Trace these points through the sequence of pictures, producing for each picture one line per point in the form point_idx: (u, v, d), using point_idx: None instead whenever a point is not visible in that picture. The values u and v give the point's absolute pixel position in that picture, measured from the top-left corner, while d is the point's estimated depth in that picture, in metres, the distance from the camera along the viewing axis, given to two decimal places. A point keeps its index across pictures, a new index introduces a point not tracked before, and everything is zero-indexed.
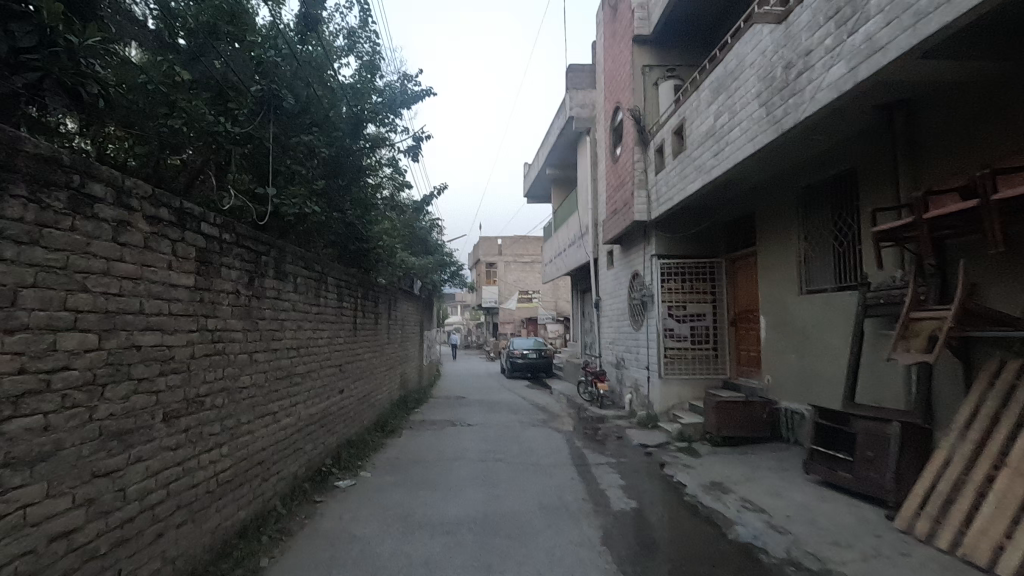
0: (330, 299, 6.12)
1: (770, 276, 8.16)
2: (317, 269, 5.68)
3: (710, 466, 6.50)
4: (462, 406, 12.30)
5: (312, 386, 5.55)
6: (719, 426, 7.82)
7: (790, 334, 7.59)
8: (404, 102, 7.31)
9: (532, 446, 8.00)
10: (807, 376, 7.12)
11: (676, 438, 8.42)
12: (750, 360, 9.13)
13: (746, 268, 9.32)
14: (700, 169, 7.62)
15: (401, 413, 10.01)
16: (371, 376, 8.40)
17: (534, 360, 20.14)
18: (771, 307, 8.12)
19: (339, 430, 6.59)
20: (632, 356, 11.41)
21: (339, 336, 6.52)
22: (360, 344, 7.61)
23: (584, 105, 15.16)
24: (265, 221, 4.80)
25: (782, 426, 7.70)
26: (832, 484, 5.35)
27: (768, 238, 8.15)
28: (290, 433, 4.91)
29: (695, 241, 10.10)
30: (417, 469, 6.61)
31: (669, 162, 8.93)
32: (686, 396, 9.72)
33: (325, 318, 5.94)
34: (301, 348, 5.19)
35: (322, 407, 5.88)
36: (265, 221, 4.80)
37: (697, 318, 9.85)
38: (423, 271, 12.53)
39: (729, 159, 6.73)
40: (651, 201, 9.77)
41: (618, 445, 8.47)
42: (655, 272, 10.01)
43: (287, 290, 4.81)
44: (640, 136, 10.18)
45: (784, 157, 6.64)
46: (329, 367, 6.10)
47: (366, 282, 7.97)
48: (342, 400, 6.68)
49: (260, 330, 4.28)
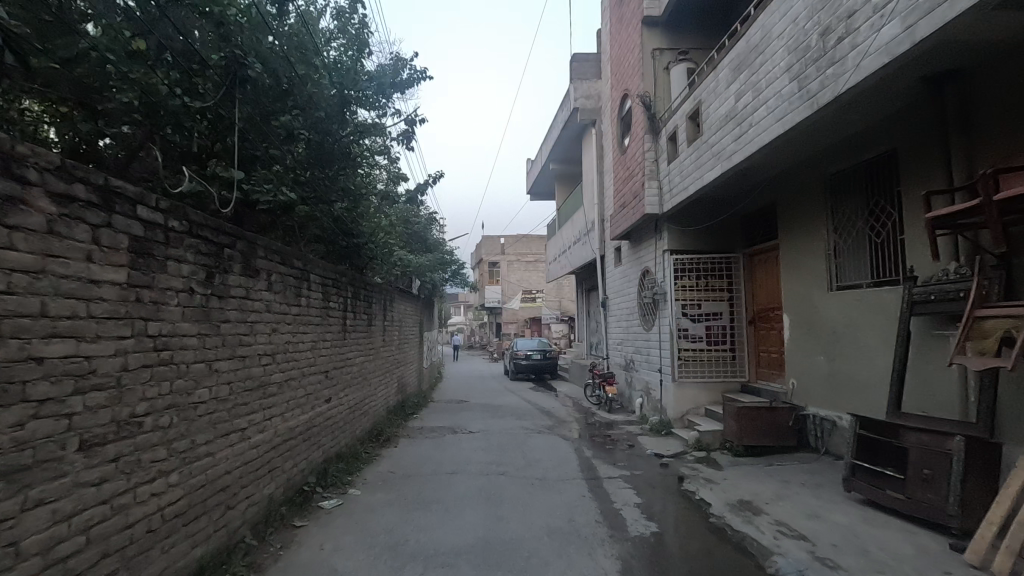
0: (314, 299, 5.53)
1: (794, 271, 7.53)
2: (297, 266, 5.09)
3: (734, 481, 5.88)
4: (463, 411, 11.67)
5: (292, 396, 4.96)
6: (740, 434, 7.21)
7: (818, 335, 6.96)
8: (397, 85, 6.72)
9: (538, 457, 7.38)
10: (840, 381, 6.51)
11: (693, 447, 7.81)
12: (771, 363, 8.52)
13: (767, 263, 8.69)
14: (719, 155, 7.00)
15: (397, 420, 9.40)
16: (365, 382, 7.80)
17: (539, 361, 19.54)
18: (796, 306, 7.49)
19: (326, 443, 5.98)
20: (642, 357, 10.80)
21: (326, 339, 5.92)
22: (351, 349, 7.01)
23: (590, 96, 14.55)
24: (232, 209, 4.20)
25: (809, 435, 7.09)
26: (878, 505, 4.73)
27: (792, 231, 7.52)
28: (264, 451, 4.32)
29: (710, 235, 9.48)
30: (412, 485, 6.01)
31: (684, 151, 8.32)
32: (702, 400, 9.10)
33: (308, 320, 5.35)
34: (278, 353, 4.61)
35: (305, 419, 5.28)
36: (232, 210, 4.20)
37: (713, 317, 9.23)
38: (421, 269, 11.92)
39: (753, 143, 6.11)
40: (662, 192, 9.15)
41: (630, 455, 7.85)
42: (668, 268, 9.40)
43: (259, 288, 4.22)
44: (651, 124, 9.57)
45: (814, 141, 6.02)
46: (313, 373, 5.50)
47: (358, 281, 7.37)
48: (329, 410, 6.07)
49: (224, 335, 3.69)
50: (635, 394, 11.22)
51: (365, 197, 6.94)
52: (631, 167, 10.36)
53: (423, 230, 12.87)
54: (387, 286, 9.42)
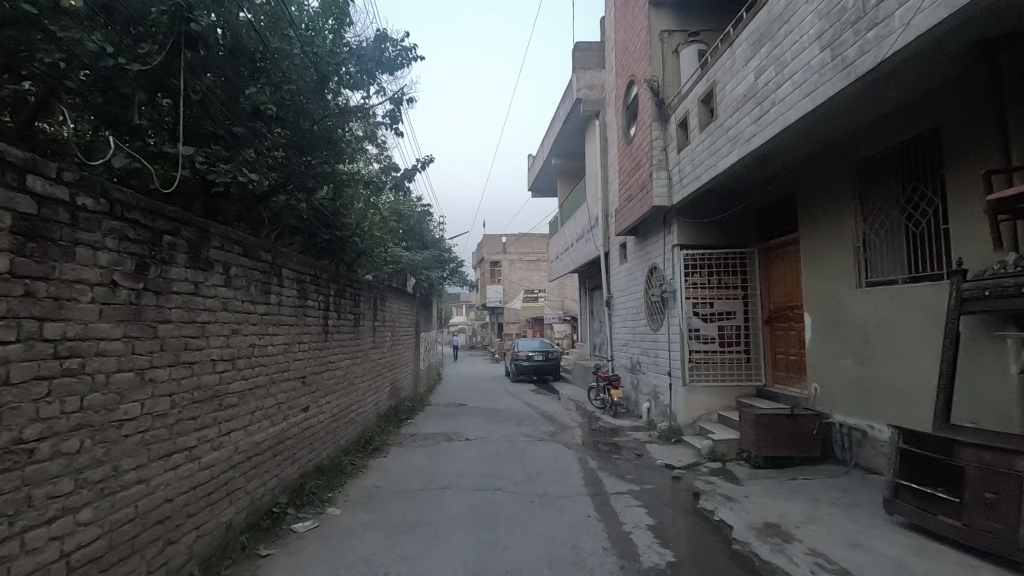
0: (286, 297, 4.93)
1: (816, 267, 6.92)
2: (264, 259, 4.50)
3: (756, 500, 5.28)
4: (461, 416, 11.06)
5: (258, 407, 4.36)
6: (758, 445, 6.62)
7: (846, 335, 6.36)
8: (386, 66, 6.14)
9: (539, 470, 6.77)
10: (872, 387, 5.91)
11: (706, 457, 7.21)
12: (790, 366, 7.92)
13: (784, 258, 8.08)
14: (736, 139, 6.40)
15: (388, 428, 8.81)
16: (351, 388, 7.21)
17: (541, 363, 18.95)
18: (819, 304, 6.89)
19: (302, 457, 5.39)
20: (650, 359, 10.21)
21: (302, 341, 5.33)
22: (334, 352, 6.41)
23: (593, 86, 13.94)
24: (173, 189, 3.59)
25: (835, 446, 6.48)
26: (928, 531, 4.14)
27: (815, 223, 6.91)
28: (220, 472, 3.72)
29: (723, 229, 8.88)
30: (399, 503, 5.41)
31: (695, 138, 7.72)
32: (714, 406, 8.51)
33: (279, 321, 4.76)
34: (238, 358, 4.02)
35: (275, 432, 4.69)
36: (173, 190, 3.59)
37: (726, 316, 8.64)
38: (416, 265, 11.32)
39: (777, 124, 5.51)
40: (672, 182, 8.55)
41: (638, 465, 7.24)
42: (678, 264, 8.81)
43: (212, 283, 3.63)
44: (659, 110, 8.97)
45: (846, 120, 5.42)
46: (285, 380, 4.91)
47: (342, 277, 6.78)
48: (305, 421, 5.47)
49: (163, 338, 3.11)
50: (642, 398, 10.61)
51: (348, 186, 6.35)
52: (638, 158, 9.77)
53: (417, 224, 12.25)
54: (378, 284, 8.81)
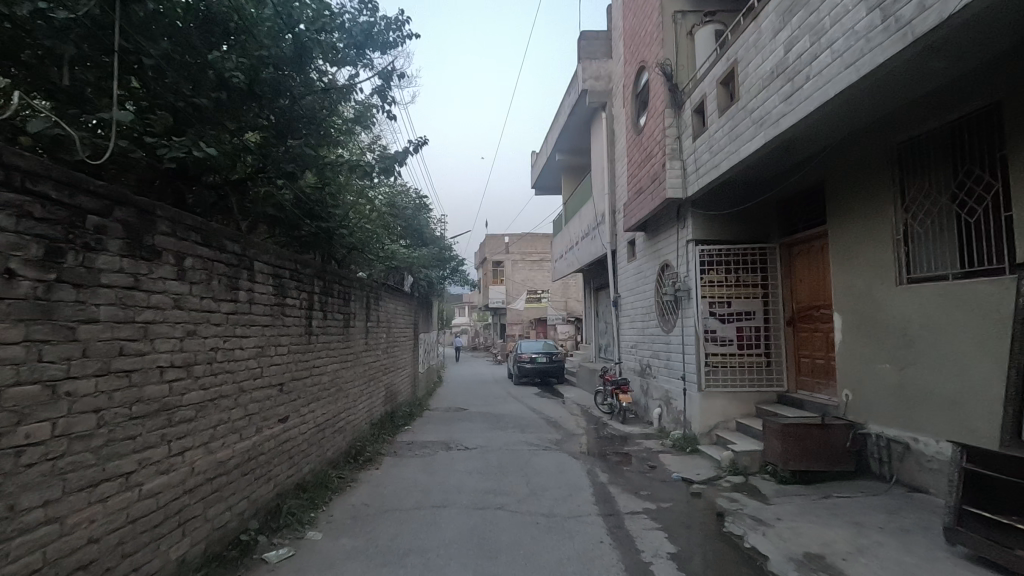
0: (259, 293, 4.34)
1: (848, 262, 6.31)
2: (231, 250, 3.92)
3: (791, 523, 4.67)
4: (461, 423, 10.48)
5: (222, 421, 3.78)
6: (785, 457, 6.03)
7: (884, 337, 5.76)
8: (377, 45, 5.56)
9: (544, 484, 6.18)
10: (917, 395, 5.31)
11: (727, 470, 6.61)
12: (815, 370, 7.34)
13: (809, 254, 7.47)
14: (762, 122, 5.82)
15: (383, 435, 8.24)
16: (339, 395, 6.61)
17: (545, 365, 18.37)
18: (851, 303, 6.28)
19: (280, 473, 4.80)
20: (661, 361, 9.63)
21: (279, 343, 4.75)
22: (319, 356, 5.81)
23: (600, 77, 13.36)
24: (83, 157, 2.96)
25: (871, 459, 5.89)
26: (999, 567, 3.55)
27: (847, 214, 6.30)
28: (169, 500, 3.14)
29: (741, 222, 8.29)
30: (388, 526, 4.82)
31: (713, 123, 7.13)
32: (732, 412, 7.93)
33: (249, 321, 4.19)
34: (197, 365, 3.43)
35: (245, 448, 4.10)
36: (79, 157, 2.94)
37: (745, 316, 8.06)
38: (412, 263, 10.71)
39: (812, 100, 4.94)
40: (687, 172, 7.96)
41: (652, 479, 6.65)
42: (693, 261, 8.22)
43: (160, 276, 3.06)
44: (672, 96, 8.40)
45: (891, 95, 4.84)
46: (258, 388, 4.32)
47: (330, 274, 6.22)
48: (283, 433, 4.87)
49: (87, 341, 2.53)
50: (653, 404, 10.01)
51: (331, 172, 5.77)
52: (649, 148, 9.18)
53: (412, 219, 11.62)
54: (370, 282, 8.23)
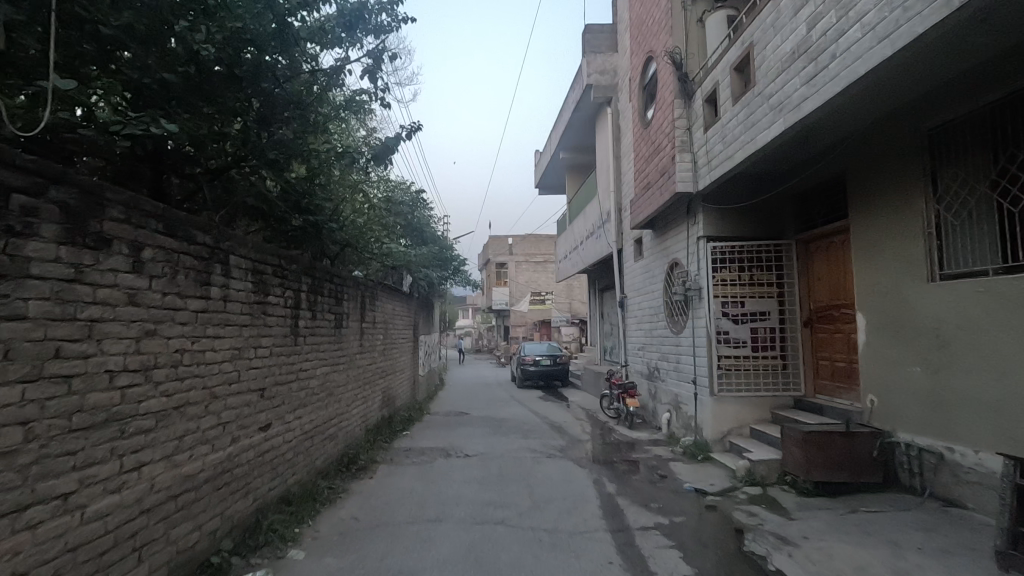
0: (235, 290, 3.97)
1: (873, 258, 5.90)
2: (202, 242, 3.56)
3: (819, 543, 4.26)
4: (462, 428, 10.09)
5: (190, 431, 3.40)
6: (806, 467, 5.63)
7: (914, 338, 5.35)
8: (368, 25, 5.18)
9: (548, 496, 5.78)
10: (953, 402, 4.89)
11: (743, 480, 6.20)
12: (834, 374, 6.93)
13: (828, 251, 7.06)
14: (781, 107, 5.43)
15: (378, 442, 7.86)
16: (331, 400, 6.23)
17: (549, 367, 17.97)
18: (876, 302, 5.86)
19: (260, 486, 4.41)
20: (670, 364, 9.22)
21: (260, 345, 4.38)
22: (306, 358, 5.42)
23: (605, 71, 12.99)
24: (29, 134, 2.67)
25: (900, 470, 5.47)
26: None
27: (872, 207, 5.88)
28: (121, 522, 2.77)
29: (755, 218, 7.88)
30: (378, 544, 4.41)
31: (727, 112, 6.73)
32: (746, 418, 7.51)
33: (223, 321, 3.81)
34: (157, 368, 3.06)
35: (218, 460, 3.72)
36: (28, 134, 2.66)
37: (759, 317, 7.66)
38: (411, 261, 10.33)
39: (839, 81, 4.56)
40: (698, 165, 7.57)
41: (663, 489, 6.24)
42: (704, 259, 7.82)
43: (110, 268, 2.70)
44: (682, 86, 8.01)
45: (925, 75, 4.45)
46: (234, 393, 3.95)
47: (320, 271, 5.85)
48: (265, 443, 4.50)
49: (9, 344, 2.19)
50: (662, 408, 9.60)
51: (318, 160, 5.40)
52: (657, 141, 8.78)
53: (410, 216, 11.22)
54: (365, 281, 7.85)
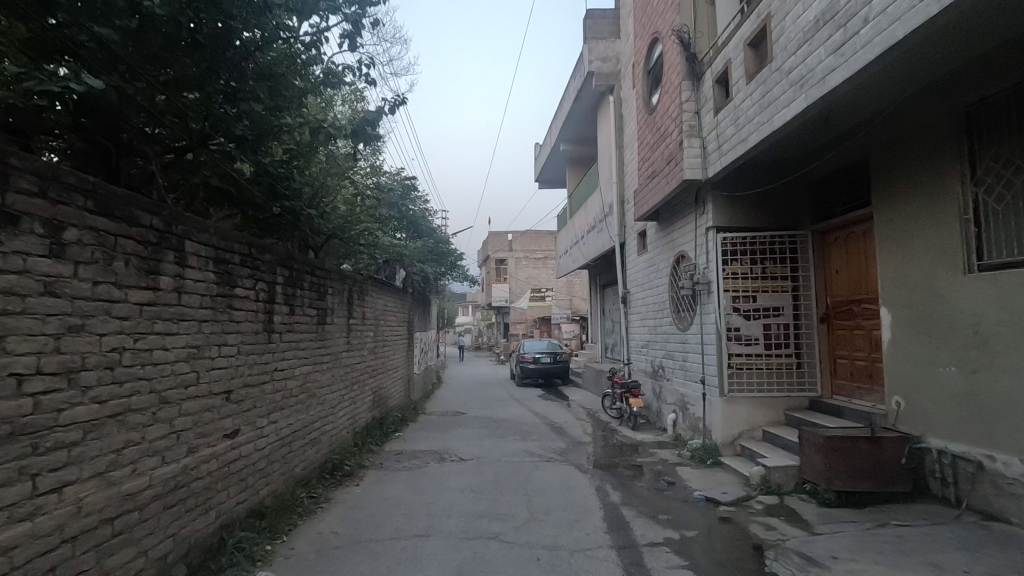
0: (192, 281, 3.51)
1: (901, 248, 5.42)
2: (151, 225, 3.11)
3: (851, 564, 3.80)
4: (457, 429, 9.62)
5: (133, 442, 2.94)
6: (827, 476, 5.18)
7: (949, 335, 4.88)
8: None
9: (547, 507, 5.32)
10: (996, 405, 4.43)
11: (757, 489, 5.73)
12: (854, 374, 6.48)
13: (847, 242, 6.60)
14: (804, 81, 4.97)
15: (367, 446, 7.40)
16: (312, 402, 5.75)
17: (549, 365, 17.51)
18: (903, 296, 5.39)
19: (226, 500, 3.94)
20: (676, 362, 8.77)
21: (225, 342, 3.91)
22: (282, 357, 4.95)
23: (606, 58, 12.48)
24: None
25: (931, 478, 5.03)
26: None
27: (901, 192, 5.41)
28: (31, 556, 2.32)
29: (767, 207, 7.41)
30: (359, 565, 3.94)
31: (740, 92, 6.26)
32: (757, 420, 7.06)
33: (177, 316, 3.34)
34: (86, 371, 2.61)
35: (170, 474, 3.25)
36: None
37: (771, 312, 7.20)
38: (404, 255, 9.86)
39: (872, 47, 4.10)
40: (708, 150, 7.09)
41: (671, 498, 5.79)
42: (713, 251, 7.37)
43: (16, 251, 2.28)
44: (691, 67, 7.54)
45: (966, 42, 3.99)
46: (191, 397, 3.48)
47: (300, 262, 5.38)
48: (232, 451, 4.03)
49: None
50: (667, 409, 9.14)
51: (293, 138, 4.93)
52: (663, 127, 8.32)
53: (403, 207, 10.74)
54: (353, 274, 7.39)
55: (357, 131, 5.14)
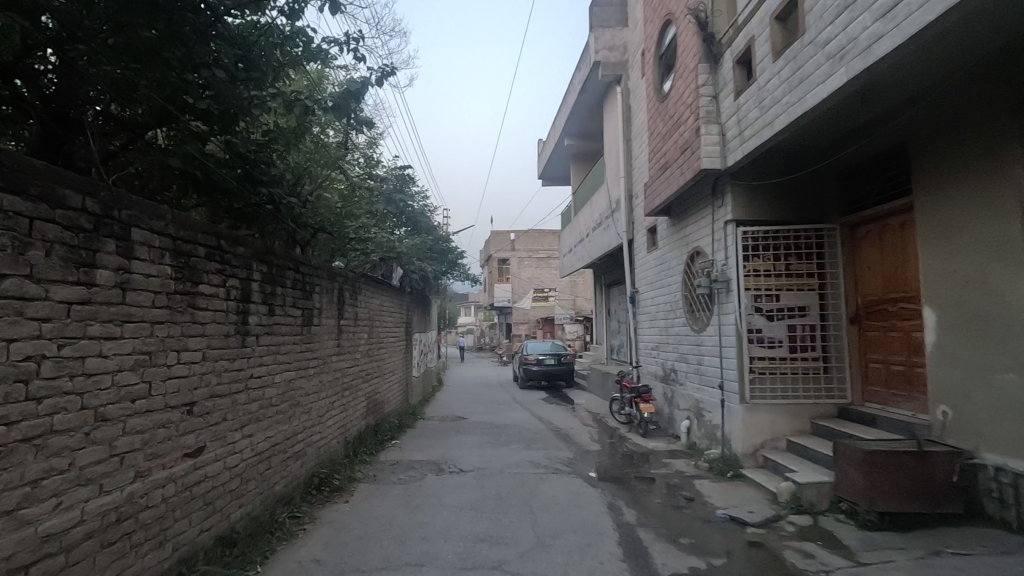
0: (143, 275, 2.99)
1: (948, 240, 4.87)
2: (86, 208, 2.61)
3: None
4: (456, 435, 9.09)
5: (56, 471, 2.44)
6: (868, 495, 4.62)
7: (1008, 337, 4.33)
8: None
9: (555, 529, 4.77)
10: None
11: (787, 508, 5.18)
12: (889, 380, 5.94)
13: (881, 235, 6.06)
14: (844, 53, 4.44)
15: (360, 457, 6.88)
16: (296, 412, 5.22)
17: (552, 367, 16.99)
18: (951, 294, 4.84)
19: (187, 529, 3.41)
20: (690, 366, 8.22)
21: (184, 346, 3.38)
22: (259, 362, 4.43)
23: (613, 47, 11.90)
24: None
25: (986, 499, 4.48)
26: None
27: (949, 178, 4.86)
28: None
29: (791, 198, 6.86)
30: None
31: (765, 71, 5.72)
32: (781, 429, 6.52)
33: (120, 317, 2.82)
34: None
35: (110, 505, 2.74)
36: None
37: (795, 313, 6.66)
38: (400, 252, 9.33)
39: (930, 7, 3.56)
40: (728, 137, 6.55)
41: (692, 517, 5.24)
42: (733, 247, 6.83)
43: None
44: (708, 48, 7.00)
45: None
46: (139, 411, 2.96)
47: (281, 257, 4.86)
48: (195, 473, 3.50)
49: None
50: (680, 415, 8.59)
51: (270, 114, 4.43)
52: (676, 114, 7.77)
53: (400, 202, 10.21)
54: (344, 272, 6.87)
55: (340, 106, 4.64)
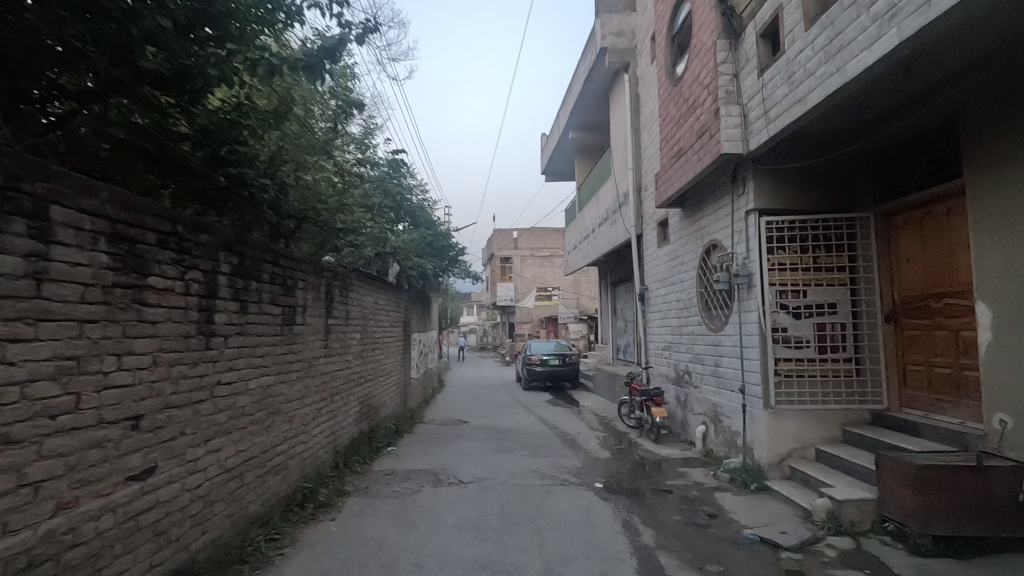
0: (68, 264, 2.47)
1: (1007, 226, 4.32)
2: None
3: None
4: (456, 442, 8.53)
5: None
6: (919, 517, 4.06)
7: None
8: None
9: (564, 553, 4.24)
10: None
11: (825, 528, 4.62)
12: (932, 384, 5.38)
13: (923, 224, 5.49)
14: (894, 11, 3.88)
15: (350, 468, 6.33)
16: (274, 421, 4.68)
17: (557, 367, 16.42)
18: (1011, 287, 4.28)
19: (132, 565, 2.89)
20: (706, 368, 7.65)
21: (126, 349, 2.84)
22: (228, 367, 3.90)
23: (621, 33, 11.33)
24: None
25: None
26: None
27: (1007, 157, 4.31)
28: None
29: (820, 185, 6.30)
30: None
31: (795, 42, 5.16)
32: (809, 437, 5.95)
33: (34, 314, 2.31)
34: None
35: (16, 548, 2.21)
36: None
37: (824, 309, 6.09)
38: (397, 247, 8.78)
39: None
40: (751, 117, 5.98)
41: (718, 538, 4.69)
42: (755, 238, 6.26)
43: None
44: (727, 23, 6.43)
45: None
46: (60, 429, 2.43)
47: (256, 248, 4.33)
48: (143, 498, 2.98)
49: None
50: (695, 420, 8.01)
51: (238, 83, 3.91)
52: (692, 96, 7.20)
53: (397, 195, 9.66)
54: (333, 266, 6.33)
55: (313, 66, 4.05)
